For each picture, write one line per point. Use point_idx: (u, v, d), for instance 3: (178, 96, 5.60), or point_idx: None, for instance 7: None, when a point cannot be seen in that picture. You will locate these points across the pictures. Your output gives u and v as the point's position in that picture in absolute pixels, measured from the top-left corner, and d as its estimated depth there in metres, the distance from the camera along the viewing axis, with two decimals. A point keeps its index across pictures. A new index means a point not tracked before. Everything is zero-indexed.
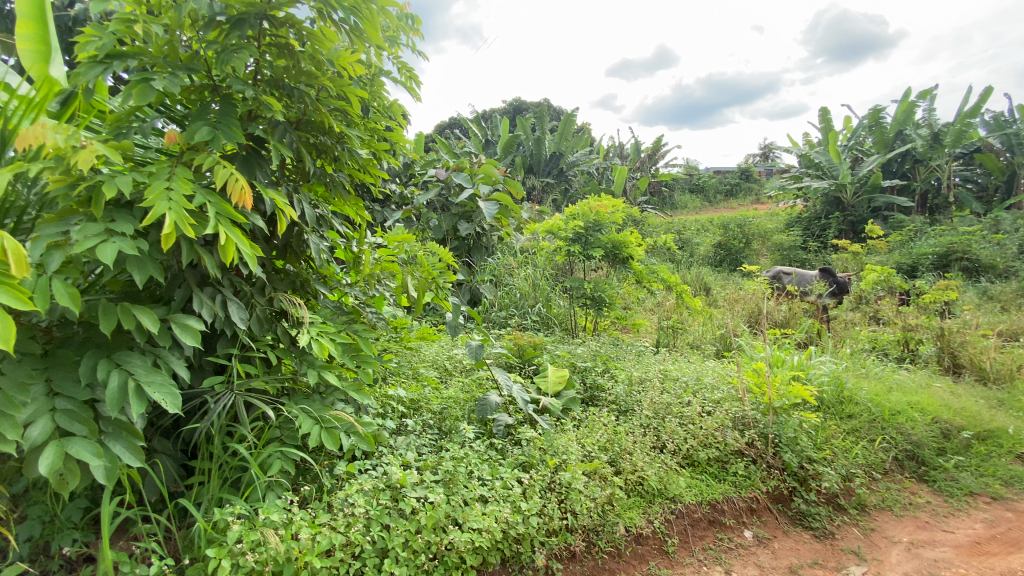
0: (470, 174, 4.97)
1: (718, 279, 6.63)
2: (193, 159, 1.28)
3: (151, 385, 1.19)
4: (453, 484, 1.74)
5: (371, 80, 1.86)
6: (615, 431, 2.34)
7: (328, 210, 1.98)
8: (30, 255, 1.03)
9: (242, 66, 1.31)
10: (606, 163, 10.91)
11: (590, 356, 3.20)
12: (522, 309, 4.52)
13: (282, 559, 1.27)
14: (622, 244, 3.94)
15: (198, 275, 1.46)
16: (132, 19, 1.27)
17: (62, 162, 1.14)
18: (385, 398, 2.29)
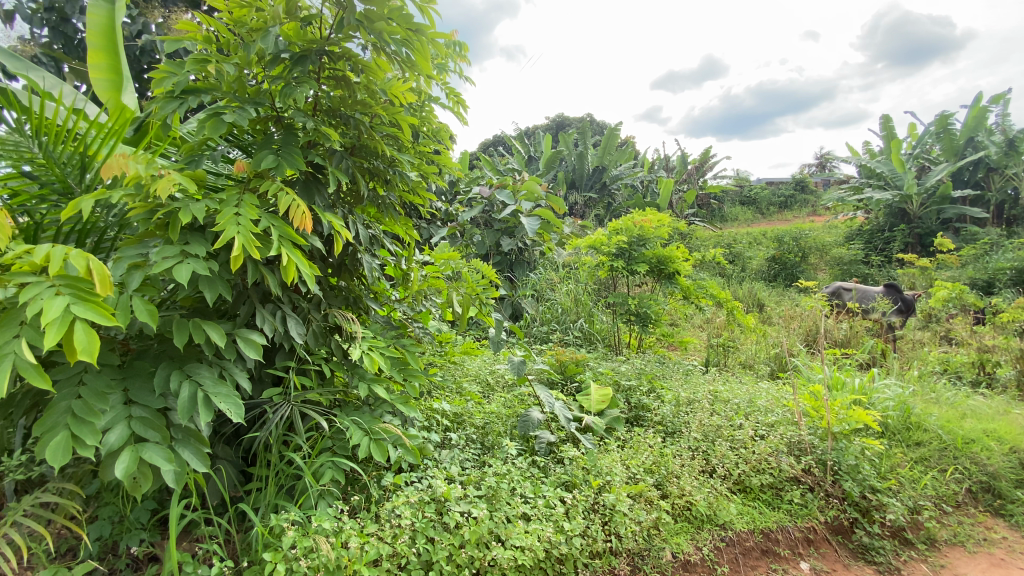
0: (513, 192, 5.06)
1: (770, 295, 6.38)
2: (259, 186, 1.38)
3: (217, 395, 1.28)
4: (496, 500, 1.75)
5: (421, 107, 1.95)
6: (662, 453, 2.28)
7: (380, 230, 2.07)
8: (113, 276, 1.13)
9: (303, 99, 1.40)
10: (651, 177, 10.78)
11: (634, 374, 3.16)
12: (564, 324, 4.51)
13: (333, 567, 1.32)
14: (668, 259, 3.88)
15: (261, 292, 1.56)
16: (206, 59, 1.39)
17: (142, 190, 1.25)
18: (430, 411, 2.34)
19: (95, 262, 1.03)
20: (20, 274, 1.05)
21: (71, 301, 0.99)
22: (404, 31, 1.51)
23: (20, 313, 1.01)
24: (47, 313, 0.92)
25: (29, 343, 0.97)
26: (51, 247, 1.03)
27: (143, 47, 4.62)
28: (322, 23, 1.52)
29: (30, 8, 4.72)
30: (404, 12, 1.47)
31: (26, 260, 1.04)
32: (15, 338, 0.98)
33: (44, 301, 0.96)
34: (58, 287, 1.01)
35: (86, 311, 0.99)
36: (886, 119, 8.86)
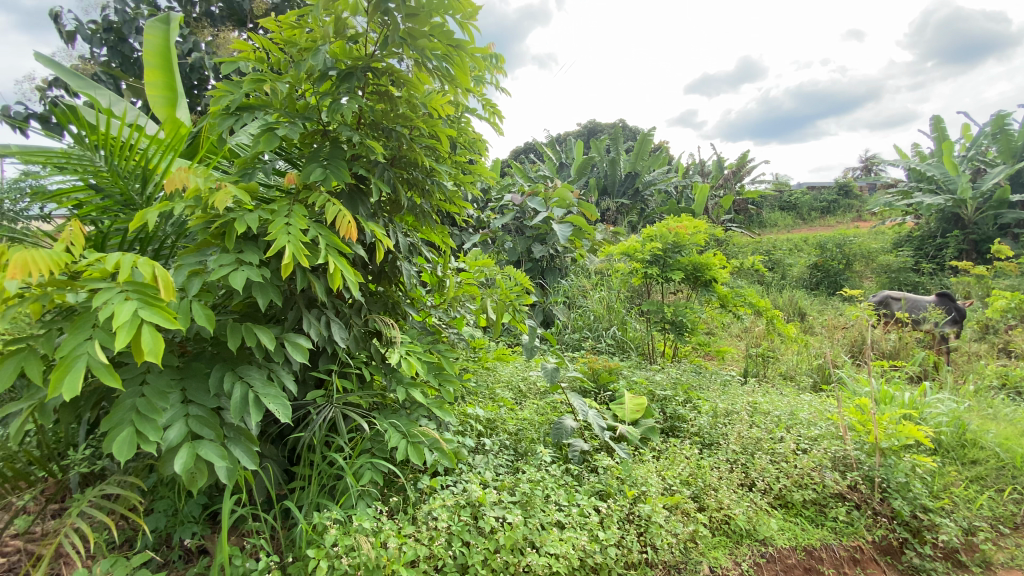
0: (545, 199, 5.12)
1: (812, 304, 6.16)
2: (308, 197, 1.45)
3: (267, 395, 1.34)
4: (530, 506, 1.75)
5: (459, 118, 2.00)
6: (699, 465, 2.25)
7: (417, 238, 2.12)
8: (175, 282, 1.20)
9: (349, 114, 1.47)
10: (686, 182, 10.60)
11: (670, 384, 3.12)
12: (596, 332, 4.48)
13: (373, 566, 1.35)
14: (704, 267, 3.81)
15: (307, 298, 1.63)
16: (261, 79, 1.47)
17: (201, 201, 1.32)
18: (464, 416, 2.37)
19: (160, 269, 1.10)
20: (93, 280, 1.13)
21: (138, 305, 1.06)
22: (444, 47, 1.57)
23: (92, 316, 1.09)
24: (118, 315, 0.99)
25: (101, 344, 1.05)
26: (120, 255, 1.10)
27: (194, 64, 4.89)
28: (368, 41, 1.58)
29: (91, 29, 5.06)
30: (446, 29, 1.52)
31: (97, 267, 1.12)
32: (89, 339, 1.06)
33: (114, 305, 1.03)
34: (126, 292, 1.08)
35: (152, 315, 1.06)
36: (937, 120, 8.46)
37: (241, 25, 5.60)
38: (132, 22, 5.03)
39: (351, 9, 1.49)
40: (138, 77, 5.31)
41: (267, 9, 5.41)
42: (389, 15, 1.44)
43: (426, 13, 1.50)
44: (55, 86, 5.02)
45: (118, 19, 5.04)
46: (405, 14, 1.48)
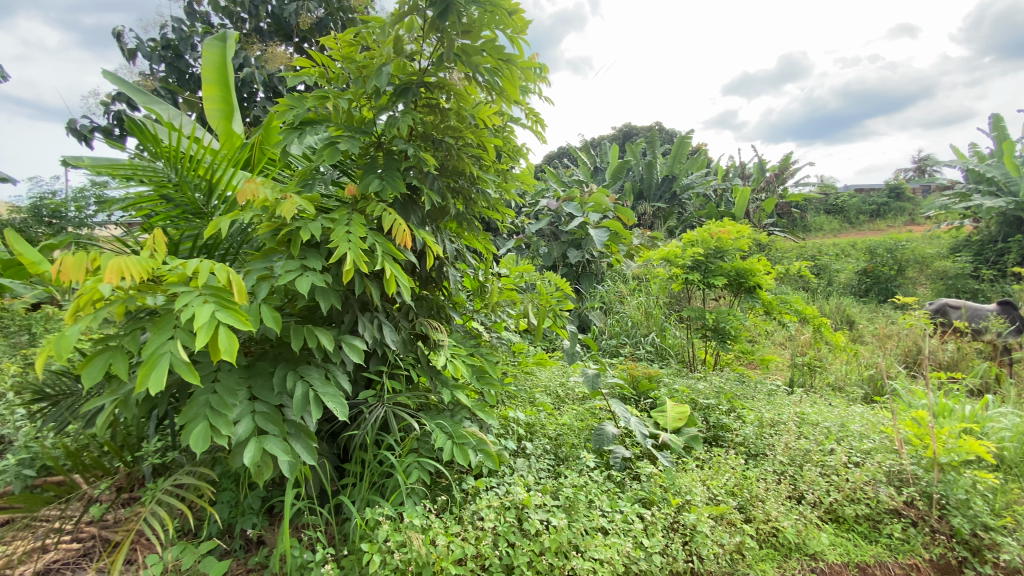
0: (581, 204, 5.21)
1: (862, 312, 5.90)
2: (365, 206, 1.53)
3: (326, 394, 1.42)
4: (573, 511, 1.76)
5: (505, 128, 2.05)
6: (745, 476, 2.21)
7: (462, 244, 2.18)
8: (246, 287, 1.29)
9: (405, 127, 1.57)
10: (725, 186, 10.36)
11: (712, 393, 3.07)
12: (634, 338, 4.44)
13: (423, 562, 1.40)
14: (748, 272, 3.72)
15: (361, 302, 1.72)
16: (325, 96, 1.58)
17: (268, 211, 1.42)
18: (505, 420, 2.41)
19: (233, 274, 1.18)
20: (174, 285, 1.22)
21: (214, 307, 1.14)
22: (494, 60, 1.63)
23: (173, 317, 1.18)
24: (198, 317, 1.08)
25: (182, 343, 1.14)
26: (198, 261, 1.19)
27: (246, 78, 5.16)
28: (422, 57, 1.68)
29: (150, 46, 5.40)
30: (497, 44, 1.60)
31: (178, 272, 1.22)
32: (171, 339, 1.15)
33: (194, 307, 1.11)
34: (204, 296, 1.17)
35: (227, 317, 1.14)
36: (999, 118, 7.99)
37: (288, 40, 5.86)
38: (189, 40, 5.35)
39: (408, 27, 1.59)
40: (193, 91, 5.63)
41: (313, 24, 5.65)
42: (443, 32, 1.53)
43: (478, 29, 1.58)
44: (120, 101, 5.39)
45: (176, 37, 5.36)
46: (458, 30, 1.55)
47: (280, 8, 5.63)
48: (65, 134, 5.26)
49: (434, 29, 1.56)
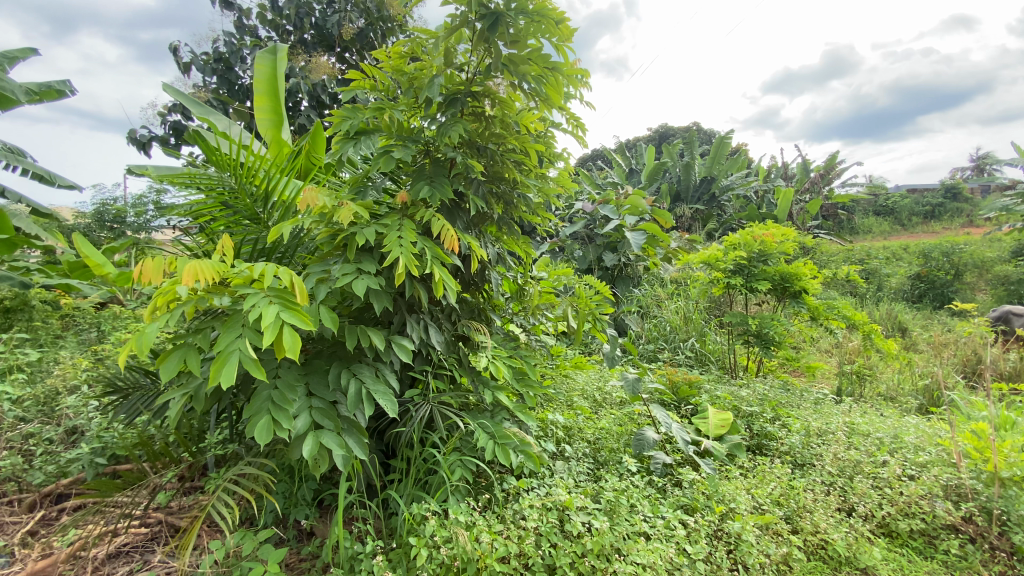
0: (617, 207, 5.14)
1: (916, 318, 5.62)
2: (415, 212, 1.64)
3: (377, 391, 1.49)
4: (615, 514, 1.77)
5: (548, 134, 2.08)
6: (792, 485, 2.16)
7: (503, 248, 2.21)
8: (306, 288, 1.37)
9: (453, 136, 1.65)
10: (767, 187, 10.04)
11: (756, 400, 3.01)
12: (673, 343, 4.37)
13: (467, 558, 1.43)
14: (793, 277, 3.60)
15: (409, 304, 1.80)
16: (381, 108, 1.70)
17: (326, 217, 1.54)
18: (544, 422, 2.43)
19: (296, 277, 1.26)
20: (241, 286, 1.31)
21: (279, 308, 1.22)
22: (540, 69, 1.69)
23: (241, 317, 1.27)
24: (265, 317, 1.15)
25: (250, 341, 1.22)
26: (264, 265, 1.28)
27: (293, 89, 5.38)
28: (470, 68, 1.76)
29: (204, 59, 5.70)
30: (543, 53, 1.65)
31: (245, 275, 1.30)
32: (239, 337, 1.24)
33: (261, 308, 1.19)
34: (269, 297, 1.25)
35: (290, 317, 1.21)
36: None
37: (331, 50, 6.07)
38: (238, 52, 5.61)
39: (457, 40, 1.66)
40: (242, 101, 5.91)
41: (355, 34, 5.84)
42: (491, 44, 1.58)
43: (525, 40, 1.64)
44: (176, 112, 5.71)
45: (227, 50, 5.64)
46: (505, 42, 1.62)
47: (323, 20, 5.84)
48: (127, 143, 5.62)
49: (482, 41, 1.61)
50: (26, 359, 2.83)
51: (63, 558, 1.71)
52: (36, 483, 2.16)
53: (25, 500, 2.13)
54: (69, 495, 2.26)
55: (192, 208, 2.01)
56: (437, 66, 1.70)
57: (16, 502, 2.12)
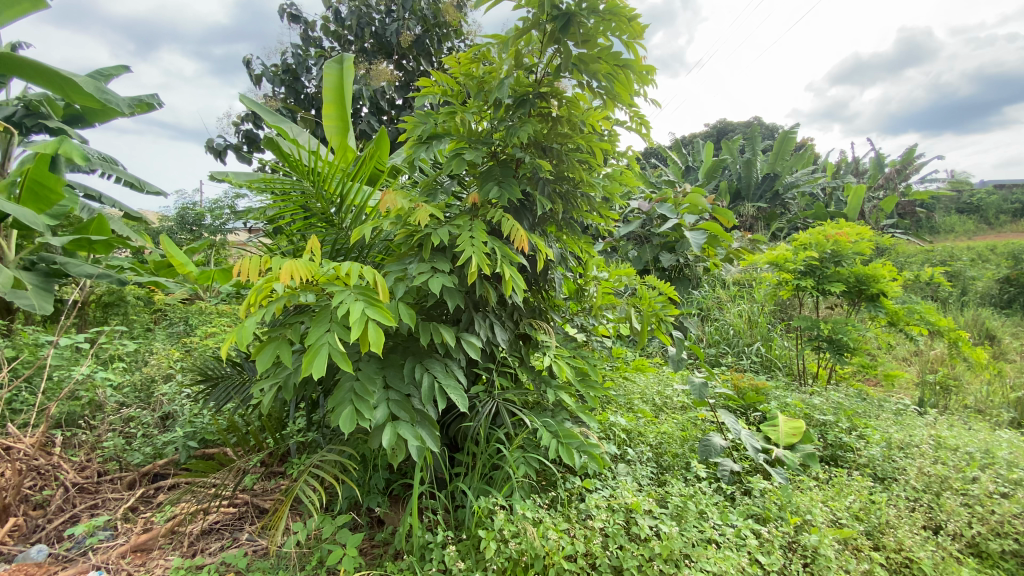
0: (675, 206, 4.99)
1: (1009, 325, 5.12)
2: (486, 212, 1.72)
3: (449, 385, 1.59)
4: (683, 519, 1.73)
5: (613, 132, 2.07)
6: (872, 499, 2.02)
7: (566, 248, 2.22)
8: (387, 286, 1.49)
9: (522, 137, 1.70)
10: (837, 183, 9.44)
11: (830, 408, 2.86)
12: (736, 347, 4.19)
13: (535, 554, 1.45)
14: (870, 279, 3.36)
15: (476, 303, 1.87)
16: (454, 112, 1.79)
17: (402, 219, 1.66)
18: (606, 424, 2.42)
19: (379, 276, 1.35)
20: (328, 284, 1.42)
21: (364, 305, 1.31)
22: (610, 66, 1.71)
23: (329, 312, 1.38)
24: (353, 314, 1.25)
25: (337, 335, 1.32)
26: (350, 264, 1.38)
27: (356, 95, 5.62)
28: (542, 68, 1.79)
29: (274, 70, 6.05)
30: (614, 51, 1.66)
31: (332, 273, 1.41)
32: (327, 331, 1.34)
33: (349, 305, 1.29)
34: (354, 295, 1.35)
35: (374, 314, 1.31)
36: None
37: (390, 57, 6.29)
38: (304, 63, 5.93)
39: (528, 41, 1.72)
40: (308, 109, 6.23)
41: (412, 41, 6.02)
42: (562, 43, 1.63)
43: (595, 38, 1.67)
44: (248, 122, 6.13)
45: (295, 61, 5.95)
46: (576, 42, 1.67)
47: (383, 28, 6.05)
48: (205, 152, 6.08)
49: (552, 41, 1.68)
50: (125, 349, 3.11)
51: (162, 533, 1.91)
52: (136, 462, 2.37)
53: (127, 477, 2.34)
54: (164, 475, 2.46)
55: (267, 209, 2.13)
56: (508, 67, 1.77)
57: (119, 479, 2.34)
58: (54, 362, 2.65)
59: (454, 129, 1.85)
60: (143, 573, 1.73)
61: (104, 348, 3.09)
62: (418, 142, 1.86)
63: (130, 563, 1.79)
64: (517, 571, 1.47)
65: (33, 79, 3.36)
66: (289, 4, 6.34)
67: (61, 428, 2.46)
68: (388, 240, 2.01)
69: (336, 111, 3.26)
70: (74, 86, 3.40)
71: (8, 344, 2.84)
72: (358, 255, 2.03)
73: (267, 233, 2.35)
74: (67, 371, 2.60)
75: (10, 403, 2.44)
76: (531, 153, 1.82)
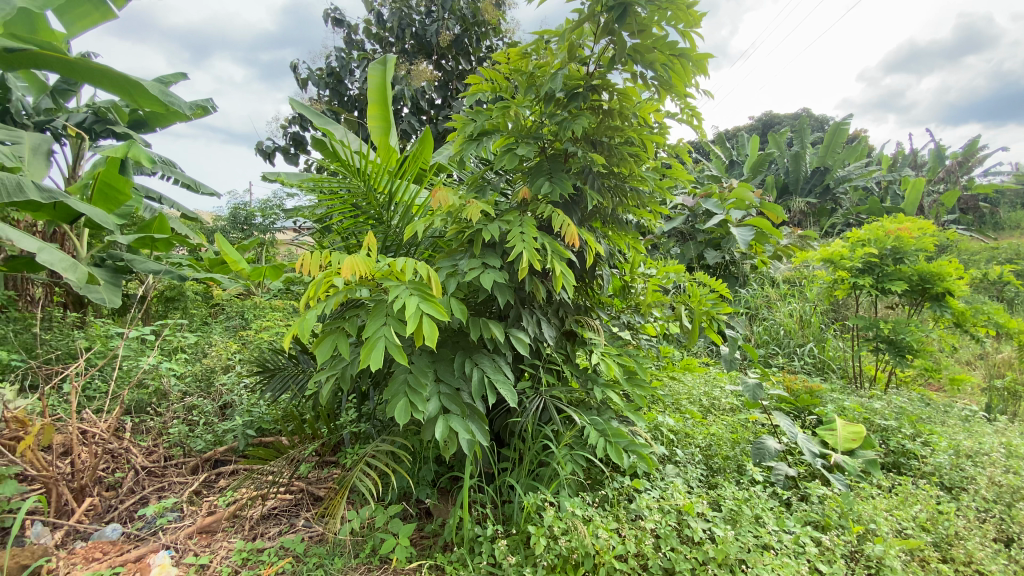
0: (721, 201, 4.83)
1: None
2: (536, 209, 1.74)
3: (498, 380, 1.63)
4: (738, 523, 1.68)
5: (663, 125, 2.03)
6: (940, 509, 1.88)
7: (613, 245, 2.19)
8: (440, 282, 1.55)
9: (574, 130, 1.71)
10: (893, 176, 8.93)
11: (892, 413, 2.70)
12: (787, 348, 4.01)
13: (584, 552, 1.45)
14: (934, 277, 3.15)
15: (524, 299, 1.90)
16: (505, 108, 1.81)
17: (453, 215, 1.71)
18: (654, 424, 2.37)
19: (432, 271, 1.39)
20: (383, 278, 1.46)
21: (419, 299, 1.36)
22: (666, 56, 1.71)
23: (385, 307, 1.44)
24: (408, 308, 1.30)
25: (393, 329, 1.38)
26: (405, 260, 1.42)
27: (398, 96, 5.72)
28: (594, 60, 1.81)
29: (319, 73, 6.24)
30: (670, 40, 1.67)
31: (387, 268, 1.45)
32: (384, 325, 1.41)
33: (404, 299, 1.35)
34: (410, 289, 1.40)
35: (429, 308, 1.35)
36: None
37: (429, 57, 6.36)
38: (348, 66, 6.07)
39: (581, 34, 1.72)
40: (351, 111, 6.38)
41: (452, 41, 6.07)
42: (618, 34, 1.65)
43: (651, 28, 1.68)
44: (295, 124, 6.34)
45: (338, 65, 6.10)
46: (631, 32, 1.68)
47: (423, 29, 6.12)
48: (255, 154, 6.34)
49: (607, 32, 1.69)
50: (186, 341, 3.28)
51: (225, 517, 2.01)
52: (198, 448, 2.50)
53: (190, 462, 2.46)
54: (224, 461, 2.57)
55: (316, 208, 2.19)
56: (561, 60, 1.78)
57: (184, 463, 2.47)
58: (123, 353, 2.82)
59: (505, 126, 1.88)
60: (209, 553, 1.82)
61: (167, 340, 3.27)
62: (469, 140, 1.91)
63: (197, 544, 1.89)
64: (567, 568, 1.48)
65: (103, 85, 3.57)
66: (333, 8, 6.51)
67: (130, 415, 2.62)
68: (436, 237, 2.04)
69: (381, 111, 3.33)
70: (141, 88, 3.59)
71: (83, 335, 3.05)
72: (408, 252, 2.07)
73: (312, 232, 2.40)
74: (135, 361, 2.77)
75: (86, 390, 2.61)
76: (583, 148, 1.83)
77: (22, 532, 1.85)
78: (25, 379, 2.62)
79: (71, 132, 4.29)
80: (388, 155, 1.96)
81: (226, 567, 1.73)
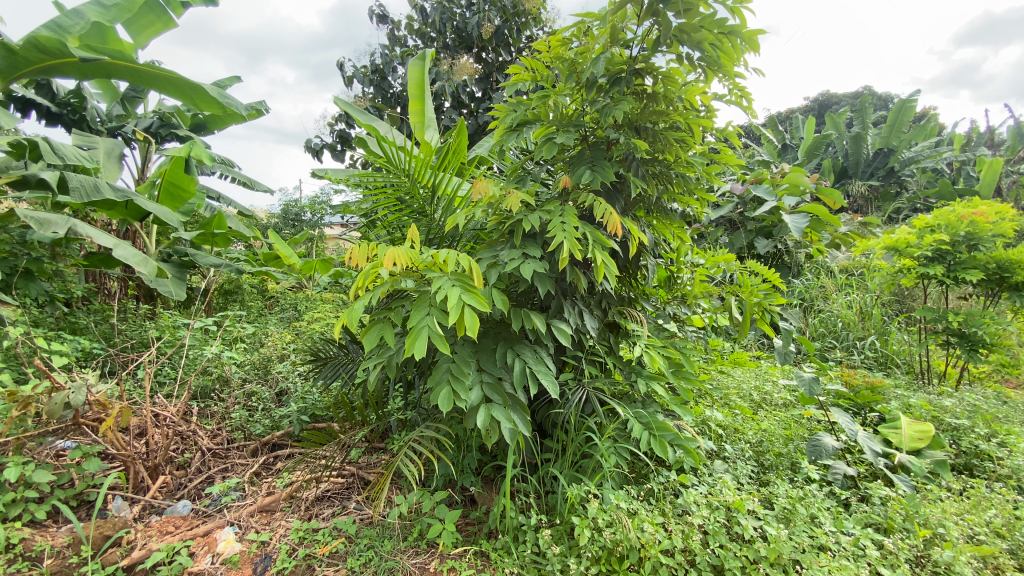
0: (773, 186, 4.62)
1: None
2: (579, 197, 1.73)
3: (540, 371, 1.65)
4: (792, 523, 1.62)
5: (709, 108, 1.96)
6: (1019, 515, 1.72)
7: (658, 233, 2.13)
8: (482, 272, 1.58)
9: (616, 115, 1.68)
10: (966, 157, 8.26)
11: (964, 411, 2.52)
12: (846, 341, 3.76)
13: (629, 545, 1.45)
14: (1016, 266, 2.87)
15: (564, 290, 1.90)
16: (545, 99, 1.82)
17: (492, 207, 1.74)
18: (703, 418, 2.31)
19: (473, 262, 1.41)
20: (426, 270, 1.51)
21: (461, 290, 1.39)
22: (714, 34, 1.66)
23: (429, 297, 1.48)
24: (450, 299, 1.33)
25: (436, 320, 1.42)
26: (447, 252, 1.45)
27: (438, 88, 5.74)
28: (638, 43, 1.78)
29: (364, 70, 6.36)
30: (719, 18, 1.63)
31: (430, 260, 1.49)
32: (427, 315, 1.44)
33: (447, 290, 1.38)
34: (452, 280, 1.43)
35: (470, 299, 1.37)
36: None
37: (470, 50, 6.34)
38: (391, 63, 6.18)
39: (624, 17, 1.70)
40: (394, 107, 6.51)
41: (492, 33, 6.01)
42: (662, 15, 1.62)
43: (698, 7, 1.64)
44: (341, 122, 6.52)
45: (382, 61, 6.22)
46: (677, 12, 1.64)
47: (464, 22, 6.13)
48: (306, 152, 6.58)
49: (651, 13, 1.65)
50: (244, 332, 3.46)
51: (283, 497, 2.12)
52: (258, 432, 2.64)
53: (251, 445, 2.61)
54: (281, 445, 2.70)
55: (361, 203, 2.23)
56: (602, 44, 1.77)
57: (245, 446, 2.62)
58: (188, 342, 3.01)
59: (547, 116, 1.88)
60: (269, 531, 1.93)
61: (228, 331, 3.46)
62: (509, 134, 1.93)
63: (258, 521, 2.01)
64: (612, 561, 1.47)
65: (165, 90, 3.77)
66: (377, 5, 6.62)
67: (197, 400, 2.81)
68: (477, 228, 2.08)
69: (421, 104, 3.36)
70: (200, 91, 3.78)
71: (153, 325, 3.29)
72: (451, 244, 2.11)
73: (357, 226, 2.47)
74: (200, 350, 2.94)
75: (157, 376, 2.82)
76: (626, 135, 1.81)
77: (104, 506, 2.02)
78: (104, 365, 2.85)
79: (138, 135, 4.57)
80: (428, 150, 1.95)
81: (285, 544, 1.82)
